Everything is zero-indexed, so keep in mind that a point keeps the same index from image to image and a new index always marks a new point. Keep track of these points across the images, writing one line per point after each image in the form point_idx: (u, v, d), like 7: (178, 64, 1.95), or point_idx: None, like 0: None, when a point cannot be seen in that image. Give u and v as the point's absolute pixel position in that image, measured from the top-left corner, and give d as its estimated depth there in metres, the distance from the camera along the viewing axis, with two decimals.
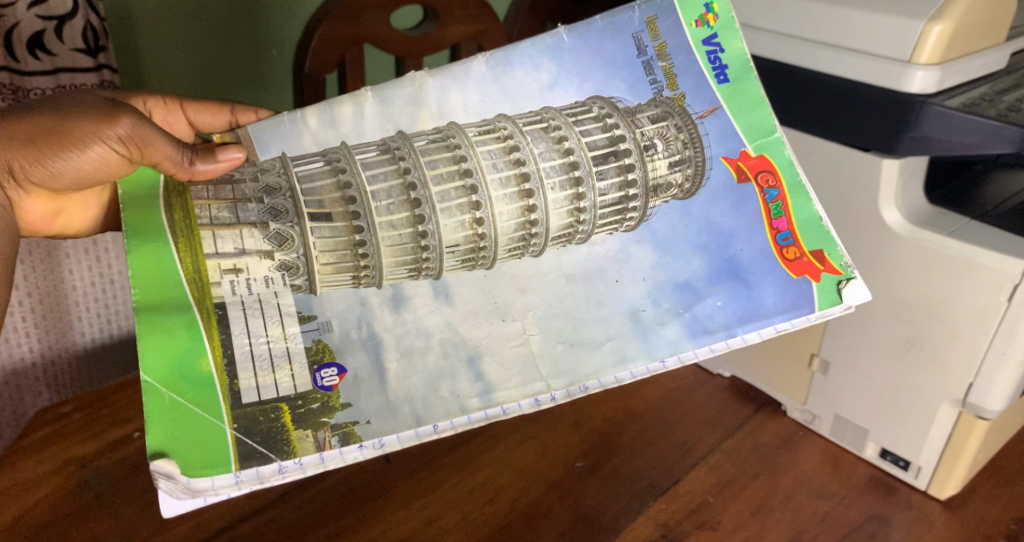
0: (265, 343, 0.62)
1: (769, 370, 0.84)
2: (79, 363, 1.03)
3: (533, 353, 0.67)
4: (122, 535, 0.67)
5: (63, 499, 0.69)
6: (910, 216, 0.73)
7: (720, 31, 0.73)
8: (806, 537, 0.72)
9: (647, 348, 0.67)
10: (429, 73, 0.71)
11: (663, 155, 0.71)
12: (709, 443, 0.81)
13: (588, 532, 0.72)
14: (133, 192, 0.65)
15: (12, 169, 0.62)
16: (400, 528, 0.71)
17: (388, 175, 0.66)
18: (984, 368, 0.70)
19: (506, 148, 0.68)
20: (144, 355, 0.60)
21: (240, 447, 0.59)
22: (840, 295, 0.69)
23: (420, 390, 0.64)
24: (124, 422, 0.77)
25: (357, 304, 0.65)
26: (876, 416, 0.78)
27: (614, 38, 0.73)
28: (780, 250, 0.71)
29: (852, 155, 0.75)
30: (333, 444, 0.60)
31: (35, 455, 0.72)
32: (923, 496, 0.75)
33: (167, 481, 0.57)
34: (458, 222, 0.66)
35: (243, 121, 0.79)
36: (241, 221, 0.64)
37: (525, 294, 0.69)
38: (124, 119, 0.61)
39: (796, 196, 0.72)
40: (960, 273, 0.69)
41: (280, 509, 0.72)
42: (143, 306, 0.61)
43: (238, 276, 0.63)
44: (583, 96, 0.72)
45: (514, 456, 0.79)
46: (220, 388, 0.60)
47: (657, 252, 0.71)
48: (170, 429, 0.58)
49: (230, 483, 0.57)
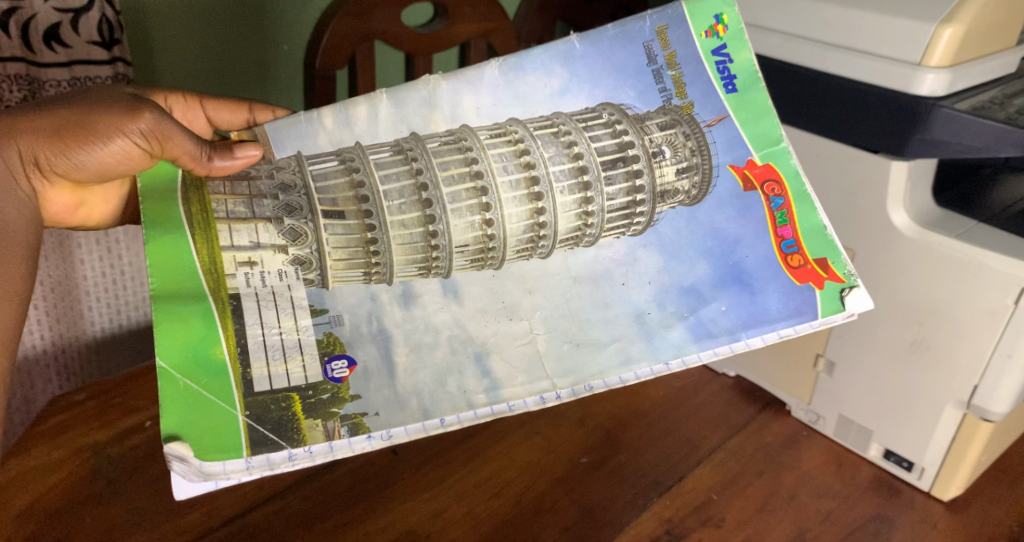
0: (277, 334, 0.63)
1: (774, 369, 0.84)
2: (88, 352, 1.04)
3: (540, 351, 0.68)
4: (134, 521, 0.68)
5: (77, 485, 0.70)
6: (918, 217, 0.74)
7: (729, 41, 0.73)
8: (809, 535, 0.72)
9: (652, 351, 0.68)
10: (443, 77, 0.72)
11: (671, 162, 0.71)
12: (714, 441, 0.81)
13: (592, 526, 0.73)
14: (152, 184, 0.66)
15: (37, 160, 0.62)
16: (406, 520, 0.72)
17: (399, 175, 0.66)
18: (989, 369, 0.70)
19: (517, 152, 0.68)
20: (160, 343, 0.61)
21: (251, 434, 0.60)
22: (842, 302, 0.69)
23: (427, 385, 0.65)
24: (135, 411, 0.78)
25: (367, 300, 0.66)
26: (881, 417, 0.78)
27: (625, 46, 0.74)
28: (784, 258, 0.71)
29: (861, 155, 0.75)
30: (341, 434, 0.61)
31: (47, 442, 0.74)
32: (926, 497, 0.76)
33: (180, 464, 0.58)
34: (467, 222, 0.66)
35: (260, 118, 0.81)
36: (256, 216, 0.65)
37: (532, 295, 0.70)
38: (146, 113, 0.62)
39: (801, 205, 0.72)
40: (966, 275, 0.69)
41: (288, 499, 0.72)
42: (160, 295, 0.62)
43: (252, 269, 0.64)
44: (594, 102, 0.72)
45: (519, 450, 0.79)
46: (233, 376, 0.61)
47: (660, 258, 0.71)
48: (184, 415, 0.59)
49: (241, 468, 0.59)
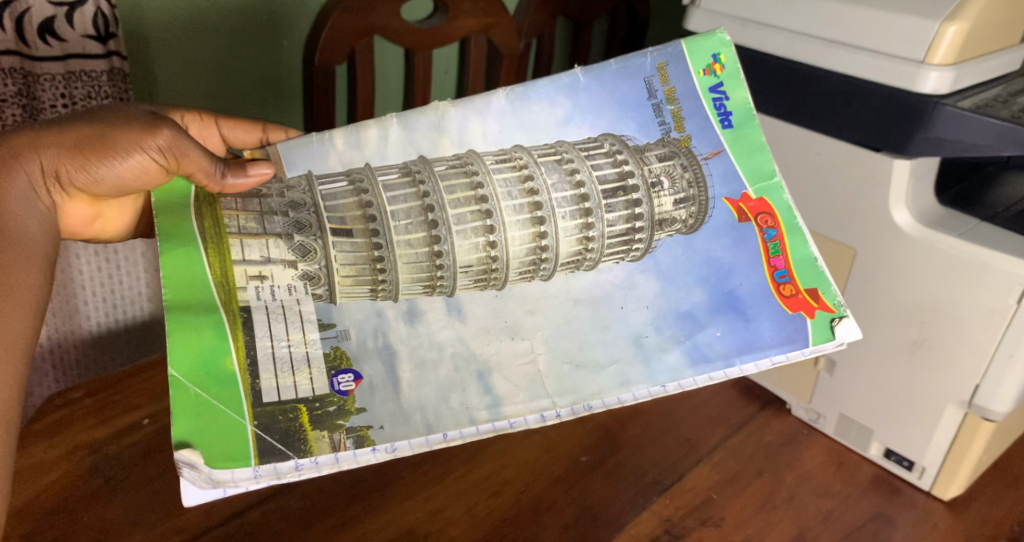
0: (286, 347, 0.63)
1: (774, 368, 0.84)
2: (85, 346, 1.03)
3: (541, 371, 0.67)
4: (132, 520, 0.68)
5: (75, 482, 0.70)
6: (920, 216, 0.73)
7: (726, 79, 0.74)
8: (809, 535, 0.72)
9: (650, 372, 0.67)
10: (451, 103, 0.72)
11: (669, 192, 0.71)
12: (714, 440, 0.81)
13: (592, 525, 0.72)
14: (167, 199, 0.66)
15: (57, 175, 0.61)
16: (405, 519, 0.72)
17: (408, 196, 0.66)
18: (991, 370, 0.69)
19: (521, 177, 0.68)
20: (173, 350, 0.59)
21: (259, 444, 0.59)
22: (832, 332, 0.69)
23: (431, 400, 0.64)
24: (134, 409, 0.78)
25: (374, 316, 0.66)
26: (882, 417, 0.77)
27: (626, 80, 0.74)
28: (777, 287, 0.71)
29: (863, 154, 0.75)
30: (347, 446, 0.61)
31: (45, 440, 0.73)
32: (926, 496, 0.76)
33: (190, 471, 0.57)
34: (472, 244, 0.66)
35: (272, 138, 0.81)
36: (267, 232, 0.64)
37: (534, 315, 0.69)
38: (165, 130, 0.62)
39: (793, 236, 0.72)
40: (969, 274, 0.69)
41: (288, 498, 0.72)
42: (171, 305, 0.61)
43: (263, 283, 0.63)
44: (595, 132, 0.72)
45: (519, 450, 0.79)
46: (243, 388, 0.60)
47: (659, 282, 0.71)
48: (194, 422, 0.58)
49: (249, 477, 0.58)
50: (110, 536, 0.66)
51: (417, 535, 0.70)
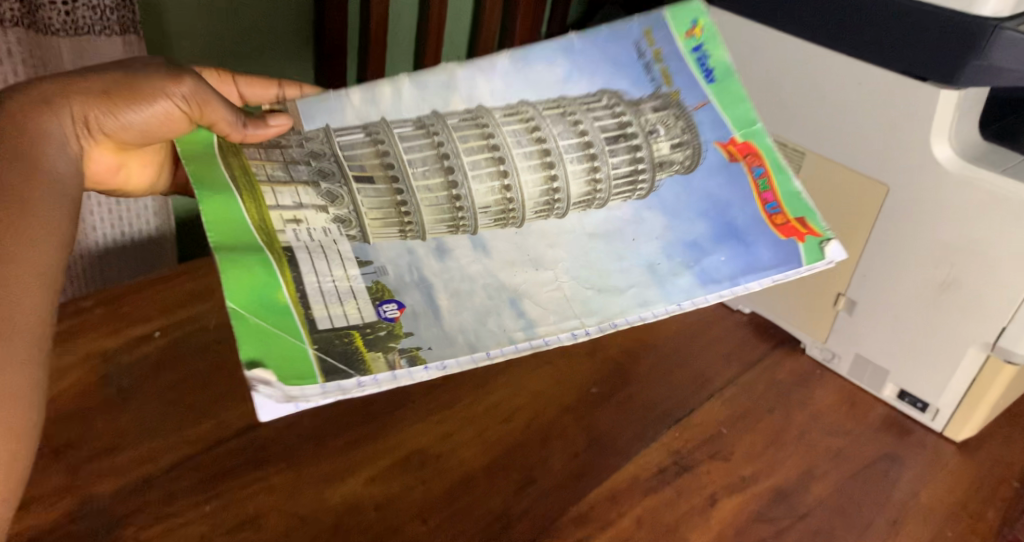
0: (331, 282, 0.61)
1: (793, 304, 0.84)
2: (91, 259, 1.01)
3: (566, 297, 0.66)
4: (145, 429, 0.67)
5: (90, 390, 0.70)
6: (963, 152, 0.71)
7: (706, 41, 0.78)
8: (819, 470, 0.72)
9: (665, 293, 0.67)
10: (459, 64, 0.74)
11: (665, 138, 0.74)
12: (726, 377, 0.81)
13: (602, 453, 0.72)
14: (190, 149, 0.66)
15: (87, 122, 0.61)
16: (417, 440, 0.72)
17: (422, 147, 0.68)
18: (1020, 313, 0.68)
19: (529, 129, 0.70)
20: (226, 283, 0.56)
21: (321, 365, 0.55)
22: (823, 251, 0.69)
23: (470, 324, 0.62)
24: (146, 321, 0.78)
25: (406, 252, 0.66)
26: (898, 358, 0.77)
27: (617, 42, 0.78)
28: (769, 218, 0.72)
29: (908, 84, 0.72)
30: (401, 365, 0.57)
31: (57, 346, 0.73)
32: (938, 437, 0.76)
33: (265, 389, 0.52)
34: (489, 187, 0.68)
35: (288, 93, 0.81)
36: (294, 180, 0.66)
37: (554, 248, 0.70)
38: (188, 77, 0.63)
39: (779, 174, 0.74)
40: (1007, 213, 0.67)
41: (300, 415, 0.72)
42: (216, 244, 0.59)
43: (299, 226, 0.64)
44: (594, 88, 0.75)
45: (531, 379, 0.79)
46: (298, 316, 0.58)
47: (666, 219, 0.72)
48: (257, 346, 0.54)
49: (318, 393, 0.54)
50: (123, 443, 0.66)
51: (429, 455, 0.70)
